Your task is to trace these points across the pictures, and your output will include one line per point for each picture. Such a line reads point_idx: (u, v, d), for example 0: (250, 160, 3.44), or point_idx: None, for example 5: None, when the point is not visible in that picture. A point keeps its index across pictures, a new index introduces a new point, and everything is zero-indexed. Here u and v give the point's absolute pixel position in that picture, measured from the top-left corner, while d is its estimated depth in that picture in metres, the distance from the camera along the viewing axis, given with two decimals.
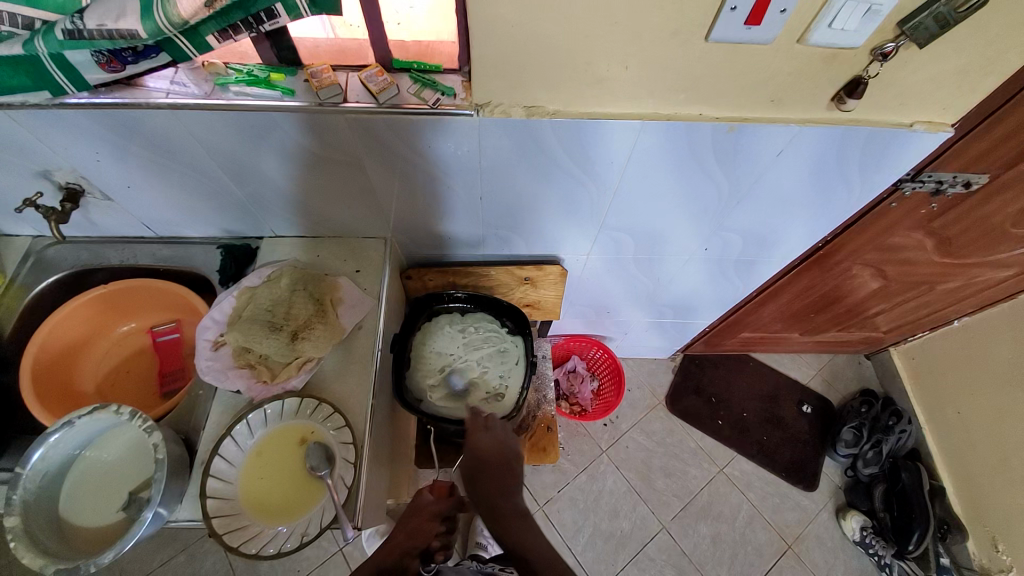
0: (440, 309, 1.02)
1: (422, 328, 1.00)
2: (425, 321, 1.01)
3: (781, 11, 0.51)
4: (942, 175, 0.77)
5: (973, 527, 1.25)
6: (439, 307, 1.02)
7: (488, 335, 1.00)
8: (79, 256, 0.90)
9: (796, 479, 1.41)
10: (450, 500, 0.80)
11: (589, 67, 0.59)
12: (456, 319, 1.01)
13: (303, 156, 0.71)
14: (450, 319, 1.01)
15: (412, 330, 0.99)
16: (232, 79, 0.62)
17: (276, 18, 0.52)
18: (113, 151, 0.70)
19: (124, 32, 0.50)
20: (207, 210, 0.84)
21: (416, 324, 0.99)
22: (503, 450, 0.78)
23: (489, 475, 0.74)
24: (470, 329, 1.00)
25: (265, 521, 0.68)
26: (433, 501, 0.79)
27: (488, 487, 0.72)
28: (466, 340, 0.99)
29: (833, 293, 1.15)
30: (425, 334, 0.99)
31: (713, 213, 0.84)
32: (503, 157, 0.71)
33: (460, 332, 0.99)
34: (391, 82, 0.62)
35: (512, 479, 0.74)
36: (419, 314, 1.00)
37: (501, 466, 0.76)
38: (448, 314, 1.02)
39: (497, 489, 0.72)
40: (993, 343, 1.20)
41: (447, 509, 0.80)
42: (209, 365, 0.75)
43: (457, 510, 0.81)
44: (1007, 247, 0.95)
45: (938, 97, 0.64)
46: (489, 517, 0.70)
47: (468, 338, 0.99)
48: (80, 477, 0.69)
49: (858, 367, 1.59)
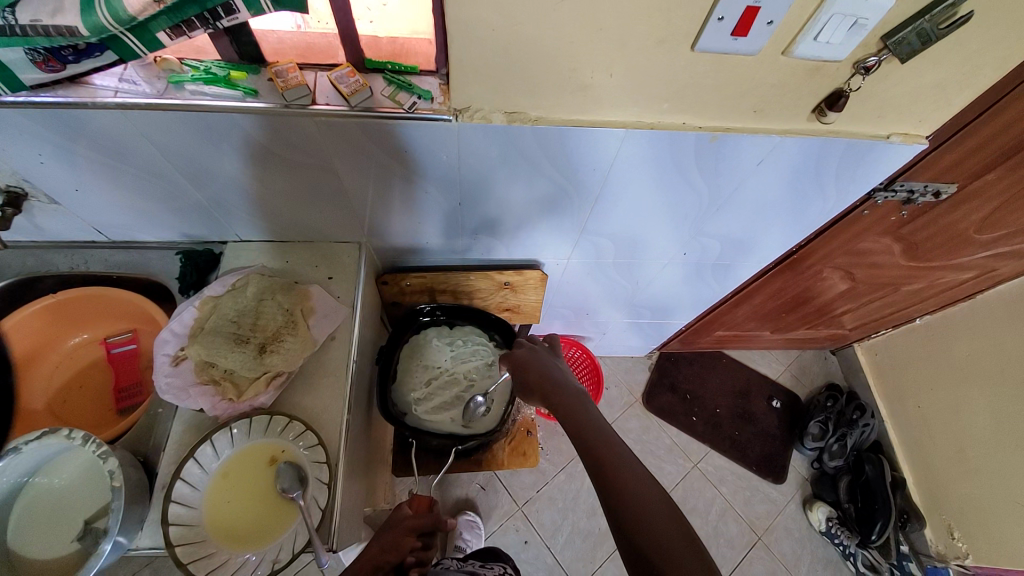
0: (427, 322, 1.01)
1: (411, 339, 0.99)
2: (413, 334, 0.99)
3: (769, 23, 0.50)
4: (913, 185, 0.79)
5: (932, 518, 1.31)
6: (427, 320, 1.01)
7: (478, 346, 0.98)
8: (25, 262, 0.84)
9: (767, 472, 1.46)
10: (427, 515, 0.83)
11: (574, 73, 0.57)
12: (444, 331, 0.99)
13: (267, 155, 0.66)
14: (438, 331, 0.99)
15: (399, 343, 0.98)
16: (187, 77, 0.58)
17: (235, 14, 0.48)
18: (59, 152, 0.64)
19: (63, 28, 0.45)
20: (165, 214, 0.79)
21: (404, 338, 0.98)
22: (549, 374, 0.73)
23: (534, 375, 0.74)
24: (458, 341, 0.98)
25: (233, 547, 0.64)
26: (410, 516, 0.80)
27: (540, 387, 0.72)
28: (454, 352, 0.96)
29: (804, 294, 1.18)
30: (413, 346, 0.97)
31: (694, 218, 0.83)
32: (480, 163, 0.68)
33: (448, 344, 0.97)
34: (364, 84, 0.59)
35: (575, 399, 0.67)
36: (407, 326, 0.99)
37: (546, 384, 0.71)
38: (437, 326, 1.01)
39: (556, 386, 0.70)
40: (953, 339, 1.26)
41: (425, 525, 0.82)
42: (169, 382, 0.70)
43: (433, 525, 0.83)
44: (970, 251, 0.99)
45: (914, 111, 0.65)
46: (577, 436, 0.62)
47: (456, 350, 0.96)
48: (30, 504, 0.64)
49: (825, 362, 1.65)
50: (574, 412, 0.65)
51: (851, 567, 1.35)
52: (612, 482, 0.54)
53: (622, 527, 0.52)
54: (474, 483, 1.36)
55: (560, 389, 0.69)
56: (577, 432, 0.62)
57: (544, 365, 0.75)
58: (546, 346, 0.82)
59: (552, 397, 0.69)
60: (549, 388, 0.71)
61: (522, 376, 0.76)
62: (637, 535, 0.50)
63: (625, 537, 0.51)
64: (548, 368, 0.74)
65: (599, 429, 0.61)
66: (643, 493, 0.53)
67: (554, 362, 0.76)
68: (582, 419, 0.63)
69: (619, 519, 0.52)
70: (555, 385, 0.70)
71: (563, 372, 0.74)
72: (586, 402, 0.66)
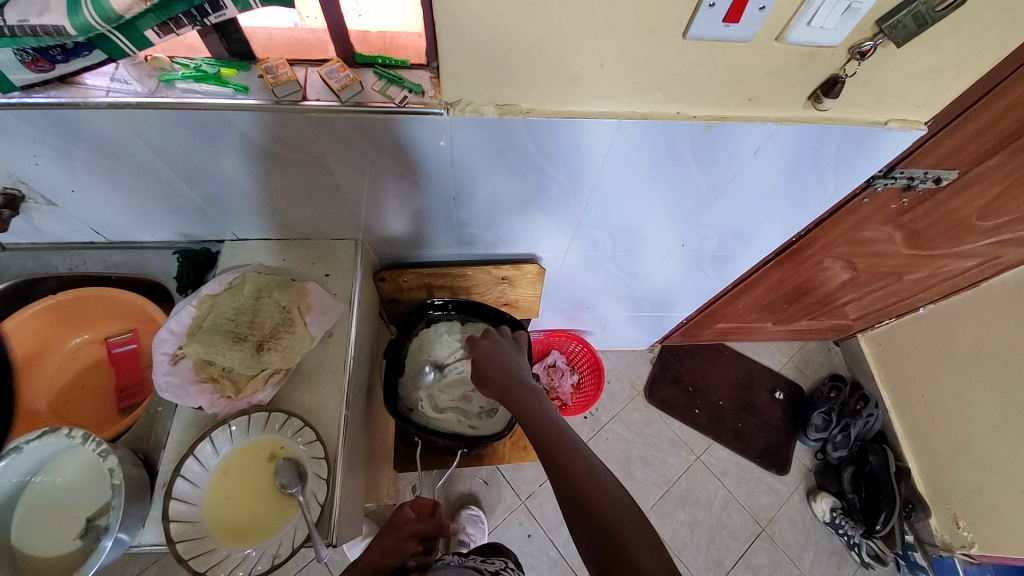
0: (439, 315, 1.01)
1: (420, 333, 0.99)
2: (423, 328, 1.00)
3: (761, 8, 0.49)
4: (913, 171, 0.78)
5: (937, 506, 1.31)
6: (438, 313, 1.01)
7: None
8: (24, 264, 0.84)
9: (770, 464, 1.45)
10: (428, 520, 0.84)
11: (564, 64, 0.56)
12: (455, 326, 0.99)
13: (259, 153, 0.66)
14: (449, 327, 0.99)
15: (409, 336, 0.98)
16: (178, 76, 0.57)
17: (222, 10, 0.48)
18: (53, 154, 0.64)
19: (50, 28, 0.45)
20: (161, 213, 0.79)
21: (414, 331, 0.99)
22: (509, 373, 0.75)
23: (494, 371, 0.77)
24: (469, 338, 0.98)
25: (233, 543, 0.65)
26: (412, 520, 0.82)
27: (496, 380, 0.75)
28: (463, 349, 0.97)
29: (805, 284, 1.17)
30: (423, 341, 0.98)
31: (691, 209, 0.83)
32: (472, 156, 0.68)
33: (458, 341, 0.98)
34: (354, 78, 0.59)
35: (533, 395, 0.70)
36: (416, 321, 0.99)
37: (503, 379, 0.74)
38: (448, 321, 1.00)
39: (513, 379, 0.74)
40: (958, 328, 1.25)
41: (425, 531, 0.83)
42: (167, 381, 0.70)
43: (433, 530, 0.84)
44: (973, 239, 0.98)
45: (913, 96, 0.64)
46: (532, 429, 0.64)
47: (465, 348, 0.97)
48: (34, 503, 0.64)
49: (828, 353, 1.64)
50: (528, 405, 0.67)
51: (855, 558, 1.35)
52: (575, 485, 0.54)
53: (596, 529, 0.51)
54: (477, 478, 1.37)
55: (516, 384, 0.72)
56: (535, 430, 0.63)
57: (503, 362, 0.78)
58: (510, 341, 0.85)
59: (508, 394, 0.72)
60: (504, 383, 0.73)
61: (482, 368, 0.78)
62: (614, 537, 0.49)
63: (580, 510, 0.53)
64: (508, 368, 0.76)
65: (562, 432, 0.61)
66: (611, 495, 0.52)
67: (513, 359, 0.79)
68: (541, 417, 0.65)
69: (590, 517, 0.51)
70: (510, 380, 0.73)
71: (520, 368, 0.77)
72: (540, 395, 0.70)
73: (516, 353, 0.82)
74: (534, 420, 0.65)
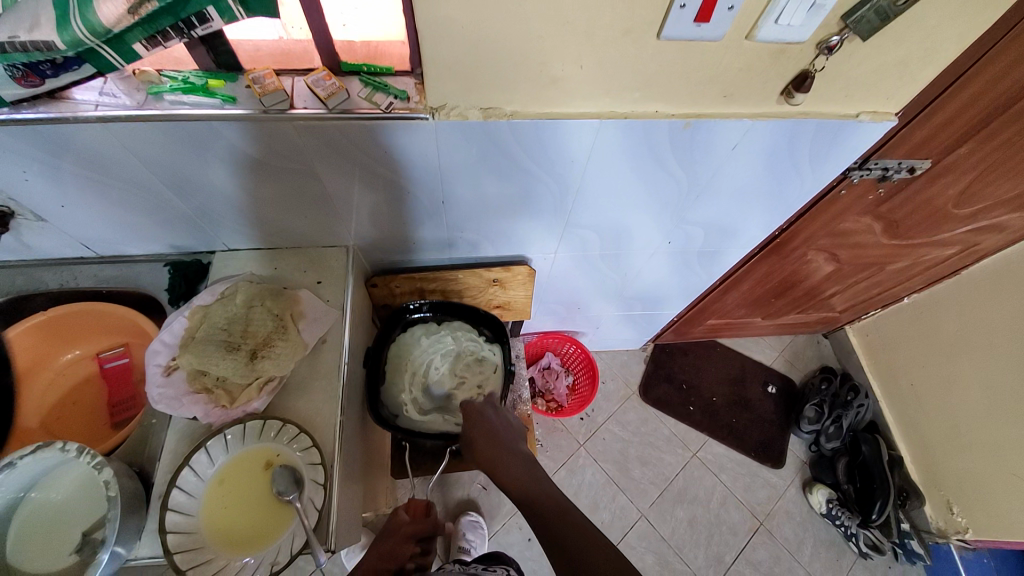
0: (415, 318, 1.00)
1: (398, 338, 0.98)
2: (400, 332, 0.99)
3: (729, 8, 0.51)
4: (887, 162, 0.80)
5: (932, 493, 1.33)
6: (414, 317, 1.00)
7: (468, 343, 0.98)
8: (13, 282, 0.84)
9: (766, 458, 1.47)
10: (424, 521, 0.84)
11: (544, 67, 0.58)
12: (433, 327, 0.99)
13: (249, 163, 0.67)
14: (426, 328, 0.99)
15: (387, 343, 0.98)
16: (166, 88, 0.58)
17: (209, 23, 0.49)
18: (42, 169, 0.65)
19: (40, 43, 0.46)
20: (151, 226, 0.79)
21: (390, 337, 0.98)
22: (499, 449, 0.80)
23: (481, 439, 0.82)
24: (446, 336, 0.98)
25: (230, 552, 0.64)
26: (408, 522, 0.82)
27: (485, 451, 0.80)
28: (441, 348, 0.96)
29: (791, 277, 1.19)
30: (400, 345, 0.97)
31: (675, 207, 0.85)
32: (460, 161, 0.69)
33: (436, 342, 0.97)
34: (341, 86, 0.60)
35: (529, 467, 0.77)
36: (394, 325, 0.99)
37: (494, 449, 0.80)
38: (424, 323, 1.00)
39: (501, 447, 0.80)
40: (941, 317, 1.27)
41: (422, 530, 0.83)
42: (161, 393, 0.70)
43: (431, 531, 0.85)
44: (950, 227, 1.01)
45: (881, 89, 0.66)
46: (532, 493, 0.73)
47: (444, 346, 0.96)
48: (27, 519, 0.64)
49: (817, 346, 1.66)
50: (527, 483, 0.74)
51: (854, 548, 1.35)
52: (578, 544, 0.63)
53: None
54: (476, 483, 1.36)
55: (507, 454, 0.79)
56: (538, 501, 0.71)
57: (490, 426, 0.83)
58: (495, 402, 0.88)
59: (498, 459, 0.78)
60: (495, 451, 0.80)
61: (471, 429, 0.84)
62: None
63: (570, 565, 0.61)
64: (498, 445, 0.80)
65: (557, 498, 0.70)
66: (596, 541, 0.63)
67: (495, 423, 0.84)
68: (546, 489, 0.72)
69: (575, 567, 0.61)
70: (498, 449, 0.79)
71: (508, 439, 0.82)
72: (532, 467, 0.76)
73: (506, 420, 0.86)
74: (528, 493, 0.73)
